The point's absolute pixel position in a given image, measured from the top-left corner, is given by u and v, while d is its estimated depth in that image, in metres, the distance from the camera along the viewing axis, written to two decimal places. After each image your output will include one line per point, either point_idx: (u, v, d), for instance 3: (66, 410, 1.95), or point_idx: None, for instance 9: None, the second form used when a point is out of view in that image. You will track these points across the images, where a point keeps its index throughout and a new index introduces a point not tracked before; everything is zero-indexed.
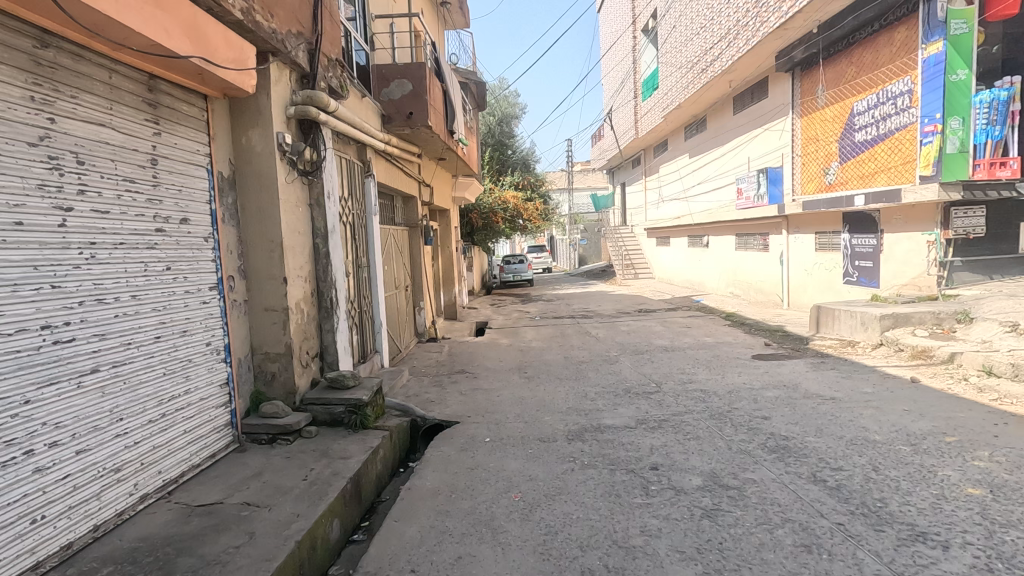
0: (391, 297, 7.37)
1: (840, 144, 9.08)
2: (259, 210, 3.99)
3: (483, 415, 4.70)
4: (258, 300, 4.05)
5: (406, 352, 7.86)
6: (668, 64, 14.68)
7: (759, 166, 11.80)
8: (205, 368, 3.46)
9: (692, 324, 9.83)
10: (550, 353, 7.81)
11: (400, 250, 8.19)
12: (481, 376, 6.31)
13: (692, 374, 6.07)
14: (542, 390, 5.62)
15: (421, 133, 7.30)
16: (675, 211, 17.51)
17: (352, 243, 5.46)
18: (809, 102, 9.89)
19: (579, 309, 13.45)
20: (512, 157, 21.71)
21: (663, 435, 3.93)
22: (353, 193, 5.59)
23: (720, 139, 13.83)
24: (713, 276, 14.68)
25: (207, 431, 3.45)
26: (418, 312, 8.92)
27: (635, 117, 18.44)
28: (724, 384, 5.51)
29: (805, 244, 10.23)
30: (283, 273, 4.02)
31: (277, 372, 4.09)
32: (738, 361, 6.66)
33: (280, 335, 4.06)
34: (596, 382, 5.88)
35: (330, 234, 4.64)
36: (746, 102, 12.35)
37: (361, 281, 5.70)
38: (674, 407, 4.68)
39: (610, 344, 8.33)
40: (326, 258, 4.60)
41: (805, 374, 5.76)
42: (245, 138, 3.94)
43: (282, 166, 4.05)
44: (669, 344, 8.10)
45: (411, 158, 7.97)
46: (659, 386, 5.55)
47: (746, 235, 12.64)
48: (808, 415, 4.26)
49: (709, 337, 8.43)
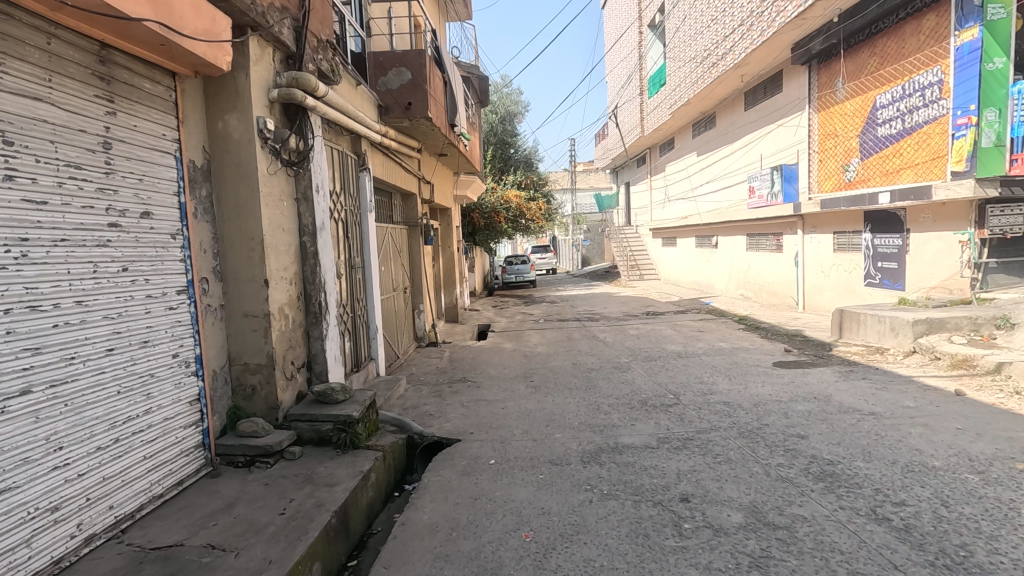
0: (389, 300, 6.95)
1: (862, 140, 8.66)
2: (237, 203, 3.56)
3: (487, 431, 4.26)
4: (236, 305, 3.62)
5: (405, 358, 7.44)
6: (677, 59, 14.25)
7: (772, 163, 11.36)
8: (170, 384, 3.02)
9: (704, 329, 9.37)
10: (557, 359, 7.37)
11: (399, 251, 7.78)
12: (484, 385, 5.87)
13: (711, 384, 5.62)
14: (551, 401, 5.17)
15: (422, 126, 6.90)
16: (682, 210, 17.08)
17: (345, 242, 5.04)
18: (828, 95, 9.46)
19: (585, 312, 13.03)
20: (515, 155, 21.29)
21: (692, 458, 3.49)
22: (347, 188, 5.16)
23: (730, 136, 13.39)
24: (722, 278, 14.24)
25: (173, 456, 3.02)
26: (418, 315, 8.50)
27: (642, 114, 18.01)
28: (750, 396, 5.05)
29: (822, 245, 9.80)
30: (264, 274, 3.59)
31: (257, 385, 3.66)
32: (760, 369, 6.21)
33: (261, 344, 3.63)
34: (608, 393, 5.44)
35: (319, 232, 4.22)
36: (758, 97, 11.92)
37: (355, 283, 5.28)
38: (698, 424, 4.23)
39: (620, 349, 7.89)
40: (314, 258, 4.17)
41: (835, 384, 5.31)
42: (220, 123, 3.52)
43: (264, 155, 3.62)
44: (682, 349, 7.67)
45: (411, 153, 7.56)
46: (677, 398, 5.11)
47: (758, 235, 12.19)
48: (851, 434, 3.81)
49: (723, 343, 7.99)
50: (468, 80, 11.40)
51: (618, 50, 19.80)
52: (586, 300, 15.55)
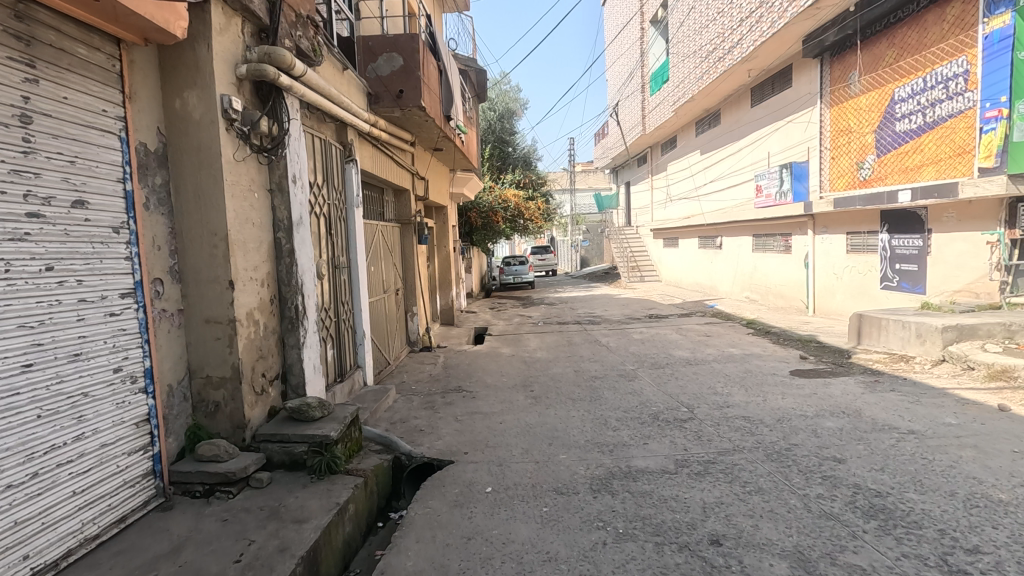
0: (378, 303, 6.50)
1: (878, 136, 8.26)
2: (197, 194, 3.11)
3: (483, 451, 3.82)
4: (197, 310, 3.17)
5: (396, 365, 6.98)
6: (680, 54, 13.84)
7: (780, 161, 10.96)
8: (110, 403, 2.57)
9: (712, 333, 8.93)
10: (558, 366, 6.92)
11: (391, 250, 7.33)
12: (480, 396, 5.42)
13: (726, 396, 5.17)
14: (554, 415, 4.72)
15: (414, 117, 6.46)
16: (684, 210, 16.66)
17: (328, 240, 4.60)
18: (841, 89, 9.05)
19: (585, 314, 12.60)
20: (513, 154, 20.83)
21: (718, 488, 3.05)
22: (331, 181, 4.72)
23: (736, 133, 12.98)
24: (726, 279, 13.84)
25: (113, 488, 2.56)
26: (411, 318, 8.05)
27: (644, 112, 17.60)
28: (772, 409, 4.61)
29: (834, 245, 9.39)
30: (229, 275, 3.15)
31: (221, 401, 3.22)
32: (777, 379, 5.77)
33: (225, 354, 3.19)
34: (615, 405, 4.99)
35: (296, 228, 3.77)
36: (765, 92, 11.51)
37: (340, 285, 4.84)
38: (719, 444, 3.80)
39: (624, 355, 7.46)
40: (290, 257, 3.73)
41: (862, 397, 4.88)
42: (178, 101, 3.07)
43: (229, 139, 3.17)
44: (691, 356, 7.24)
45: (404, 146, 7.12)
46: (691, 412, 4.67)
47: (765, 236, 11.77)
48: (894, 458, 3.37)
49: (734, 349, 7.55)
50: (465, 73, 10.93)
51: (619, 47, 19.38)
52: (586, 303, 15.12)
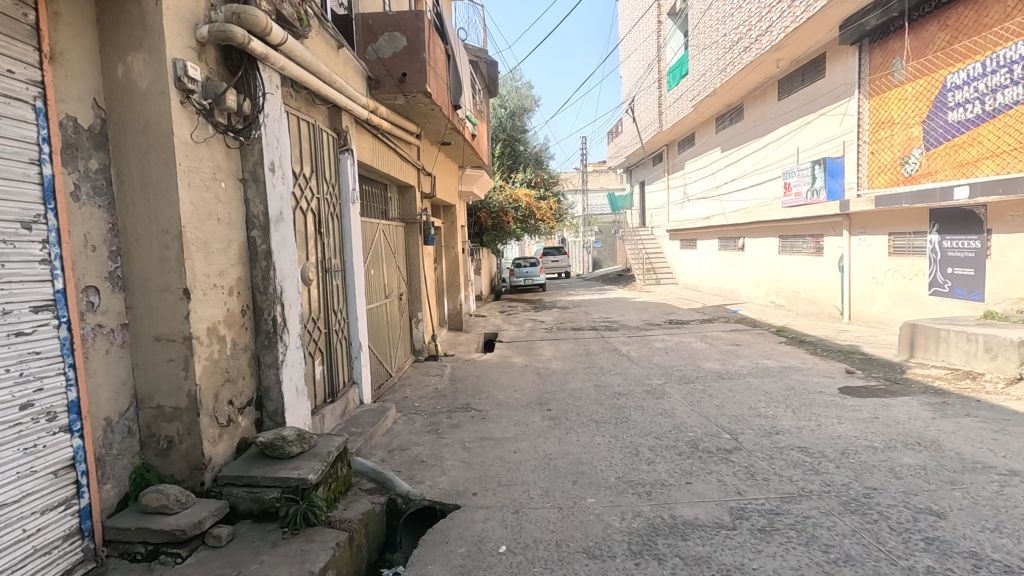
0: (378, 309, 5.91)
1: (926, 127, 7.56)
2: (145, 182, 2.53)
3: (496, 491, 3.20)
4: (145, 325, 2.58)
5: (398, 377, 6.38)
6: (701, 46, 13.17)
7: (811, 158, 10.28)
8: (14, 450, 1.98)
9: (741, 342, 8.25)
10: (576, 380, 6.29)
11: (394, 252, 6.74)
12: (491, 416, 4.80)
13: (773, 419, 4.51)
14: (576, 442, 4.09)
15: (419, 105, 5.88)
16: (703, 211, 15.97)
17: (318, 239, 4.01)
18: (882, 78, 8.36)
19: (601, 319, 11.97)
20: (524, 152, 20.23)
21: (793, 554, 2.41)
22: (322, 173, 4.13)
23: (761, 128, 12.30)
24: (749, 283, 13.14)
25: (17, 560, 1.98)
26: (415, 325, 7.45)
27: (660, 108, 16.93)
28: (832, 438, 3.95)
29: (873, 247, 8.69)
30: (184, 282, 2.56)
31: (175, 436, 2.62)
32: (826, 398, 5.11)
33: (179, 379, 2.60)
34: (646, 430, 4.35)
35: (274, 226, 3.18)
36: (795, 84, 10.83)
37: (332, 290, 4.25)
38: (779, 486, 3.15)
39: (648, 367, 6.81)
40: (266, 260, 3.15)
41: (934, 423, 4.20)
42: (121, 67, 2.48)
43: (185, 116, 2.59)
44: (723, 368, 6.59)
45: (408, 139, 6.54)
46: (735, 440, 4.03)
47: (794, 237, 11.07)
48: (1007, 512, 2.71)
49: (770, 360, 6.87)
50: (475, 64, 10.35)
51: (634, 42, 18.73)
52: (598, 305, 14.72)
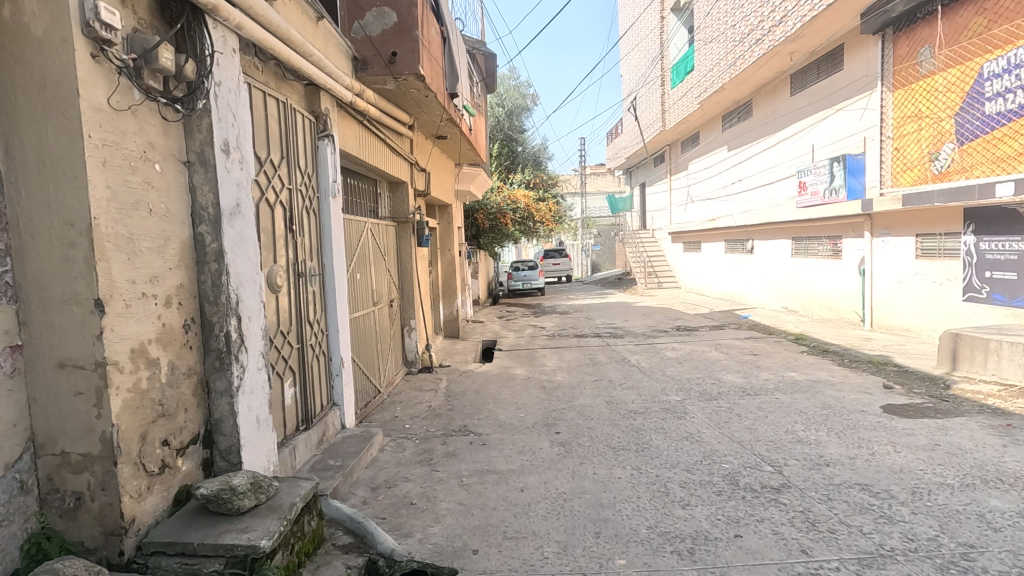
0: (366, 319, 5.30)
1: (959, 120, 7.03)
2: (42, 159, 1.92)
3: (503, 548, 2.60)
4: (45, 347, 1.97)
5: (388, 394, 5.76)
6: (708, 41, 12.66)
7: (827, 155, 9.75)
8: None
9: (759, 352, 7.65)
10: (585, 395, 5.69)
11: (384, 255, 6.13)
12: (492, 442, 4.19)
13: (818, 447, 3.91)
14: (593, 477, 3.50)
15: (411, 90, 5.28)
16: (708, 212, 15.44)
17: (290, 238, 3.39)
18: (909, 69, 7.83)
19: (605, 326, 11.38)
20: (523, 152, 19.66)
21: None
22: (295, 160, 3.51)
23: (771, 126, 11.78)
24: (759, 287, 12.58)
25: None
26: (408, 334, 6.84)
27: (664, 106, 16.41)
28: (895, 473, 3.36)
29: (898, 249, 8.15)
30: (93, 291, 1.95)
31: (85, 493, 2.01)
32: (871, 419, 4.51)
33: (90, 419, 1.98)
34: (672, 459, 3.76)
35: (227, 219, 2.57)
36: (809, 78, 10.32)
37: (308, 297, 3.63)
38: (850, 541, 2.57)
39: (662, 381, 6.23)
40: (218, 262, 2.53)
41: (1008, 452, 3.62)
42: (10, 7, 1.88)
43: (100, 73, 1.98)
44: (745, 382, 6.01)
45: (400, 129, 5.94)
46: (781, 475, 3.43)
47: (808, 239, 10.52)
48: None
49: (796, 373, 6.28)
50: (473, 56, 9.80)
51: (636, 39, 18.25)
52: (591, 305, 15.41)
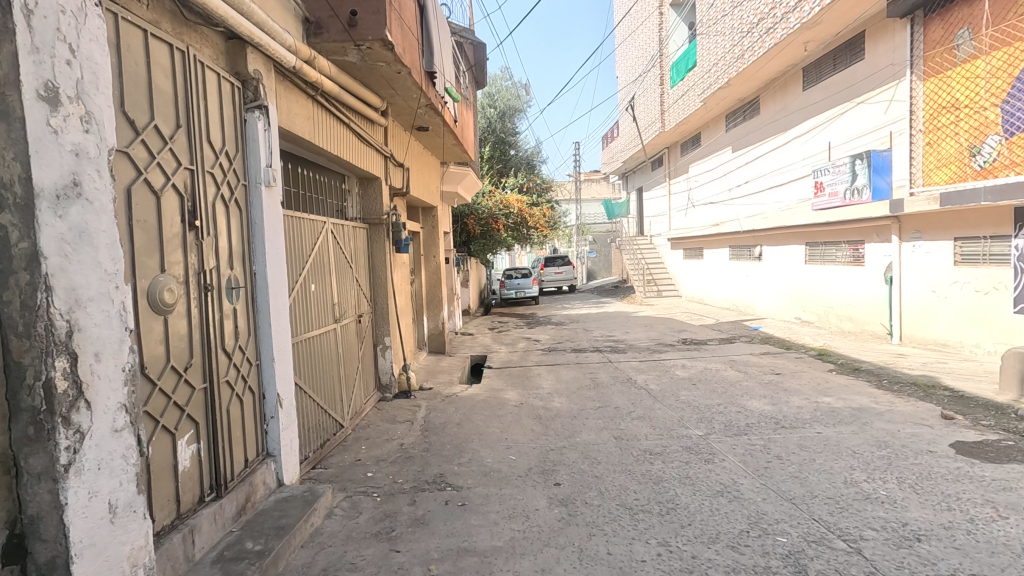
0: (324, 338, 4.37)
1: (1006, 110, 6.26)
2: None
3: None
4: None
5: (353, 428, 4.82)
6: (712, 35, 11.93)
7: (846, 153, 8.96)
8: None
9: (782, 371, 6.76)
10: (589, 429, 4.78)
11: (351, 262, 5.20)
12: (474, 502, 3.26)
13: (897, 510, 3.00)
14: (607, 561, 2.58)
15: (378, 64, 4.39)
16: (711, 218, 14.63)
17: (191, 235, 2.46)
18: (943, 54, 7.05)
19: (604, 338, 10.51)
20: (515, 156, 18.88)
21: None
22: (203, 131, 2.59)
23: (781, 123, 11.01)
24: (768, 296, 11.73)
25: None
26: (382, 353, 5.91)
27: (663, 106, 15.66)
28: (1020, 559, 2.47)
29: (931, 255, 7.34)
30: None
31: None
32: (947, 465, 3.62)
33: None
34: (710, 530, 2.86)
35: (47, 204, 1.65)
36: (825, 71, 9.56)
37: (224, 317, 2.70)
38: None
39: (677, 408, 5.35)
40: (30, 271, 1.63)
41: None
42: None
43: None
44: (774, 410, 5.15)
45: (370, 114, 5.04)
46: (863, 559, 2.52)
47: (825, 244, 9.70)
48: None
49: (832, 399, 5.39)
50: (462, 46, 8.99)
51: (633, 38, 17.54)
52: (566, 305, 17.57)
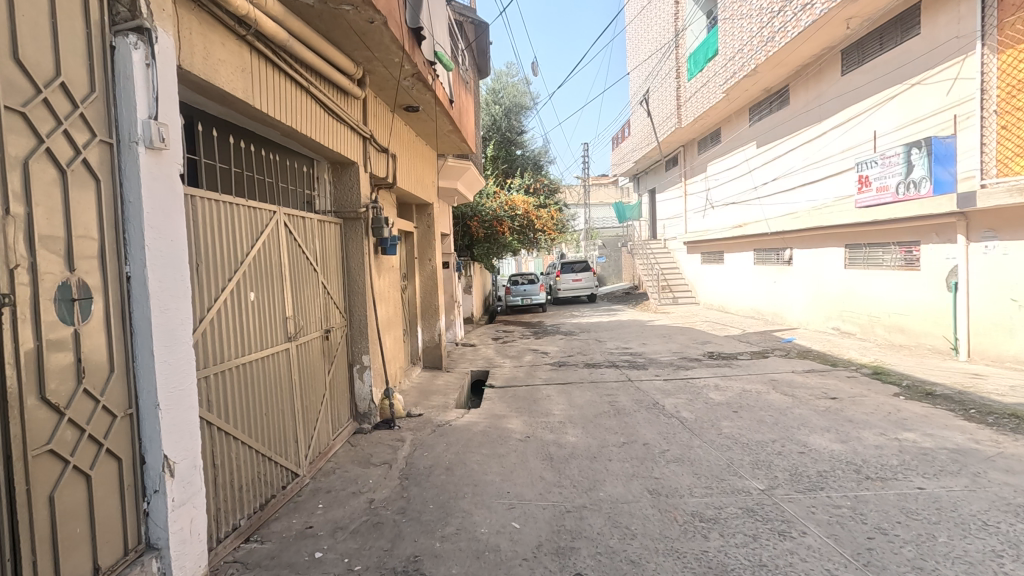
0: (271, 362, 3.34)
1: None
2: None
3: None
4: None
5: (312, 475, 3.78)
6: (737, 17, 10.94)
7: (899, 143, 7.86)
8: None
9: (839, 396, 5.64)
10: (614, 477, 3.72)
11: (316, 264, 4.19)
12: None
13: None
14: None
15: (343, 8, 3.38)
16: (732, 219, 13.56)
17: None
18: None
19: (620, 351, 9.45)
20: (521, 156, 17.93)
21: None
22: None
23: (815, 113, 9.98)
24: (801, 304, 10.61)
25: None
26: (359, 375, 4.89)
27: (680, 100, 14.64)
28: None
29: (1011, 257, 6.24)
30: None
31: None
32: None
33: None
34: None
35: None
36: (870, 51, 8.51)
37: (48, 346, 1.69)
38: None
39: (721, 446, 4.29)
40: None
41: None
42: None
43: None
44: (846, 449, 4.08)
45: (337, 79, 4.04)
46: None
47: (869, 246, 8.60)
48: None
49: (916, 435, 4.30)
50: (462, 24, 8.06)
51: (646, 29, 16.58)
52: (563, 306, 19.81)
